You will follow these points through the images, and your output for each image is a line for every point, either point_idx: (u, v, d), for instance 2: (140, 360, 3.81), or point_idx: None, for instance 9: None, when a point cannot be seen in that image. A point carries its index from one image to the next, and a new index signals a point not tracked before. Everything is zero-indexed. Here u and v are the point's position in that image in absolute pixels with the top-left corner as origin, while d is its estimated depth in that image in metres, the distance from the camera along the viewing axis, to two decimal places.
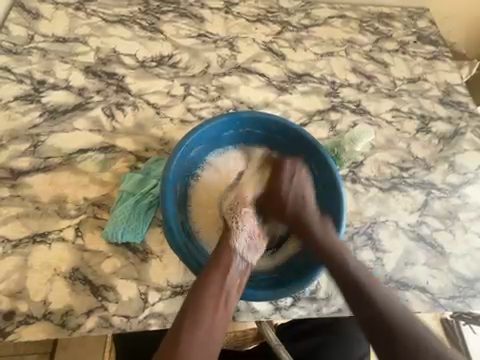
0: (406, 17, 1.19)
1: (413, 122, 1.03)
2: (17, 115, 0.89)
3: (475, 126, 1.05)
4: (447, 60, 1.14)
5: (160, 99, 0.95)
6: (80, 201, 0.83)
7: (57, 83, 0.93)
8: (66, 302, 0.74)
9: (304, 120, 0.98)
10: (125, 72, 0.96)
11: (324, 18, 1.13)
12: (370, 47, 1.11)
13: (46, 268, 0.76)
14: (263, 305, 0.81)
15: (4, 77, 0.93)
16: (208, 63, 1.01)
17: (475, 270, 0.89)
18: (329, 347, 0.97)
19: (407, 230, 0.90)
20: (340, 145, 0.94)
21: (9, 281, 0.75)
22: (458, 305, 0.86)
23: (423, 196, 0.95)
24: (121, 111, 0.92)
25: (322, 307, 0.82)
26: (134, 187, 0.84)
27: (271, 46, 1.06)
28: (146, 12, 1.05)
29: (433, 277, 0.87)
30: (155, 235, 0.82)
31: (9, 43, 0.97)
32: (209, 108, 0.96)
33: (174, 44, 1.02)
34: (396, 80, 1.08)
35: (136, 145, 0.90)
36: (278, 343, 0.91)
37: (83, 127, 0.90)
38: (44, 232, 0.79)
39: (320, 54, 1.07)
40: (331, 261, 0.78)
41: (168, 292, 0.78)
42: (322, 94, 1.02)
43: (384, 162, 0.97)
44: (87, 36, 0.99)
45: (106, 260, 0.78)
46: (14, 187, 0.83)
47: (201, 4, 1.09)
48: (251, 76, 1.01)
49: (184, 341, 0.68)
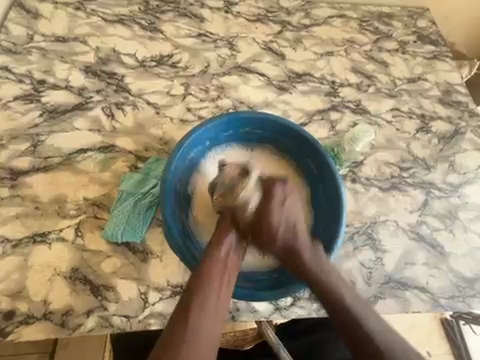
0: (406, 16, 1.19)
1: (413, 121, 1.03)
2: (17, 115, 0.89)
3: (476, 126, 1.06)
4: (447, 60, 1.14)
5: (160, 99, 0.95)
6: (80, 201, 0.83)
7: (57, 83, 0.93)
8: (66, 302, 0.75)
9: (304, 120, 0.98)
10: (125, 72, 0.96)
11: (324, 17, 1.13)
12: (370, 46, 1.11)
13: (46, 268, 0.76)
14: (262, 305, 0.81)
15: (4, 77, 0.93)
16: (207, 63, 1.00)
17: (475, 270, 0.89)
18: (328, 343, 0.96)
19: (407, 230, 0.90)
20: (340, 145, 0.93)
21: (9, 280, 0.75)
22: (458, 304, 0.86)
23: (423, 195, 0.95)
24: (121, 111, 0.92)
25: (322, 307, 0.82)
26: (134, 187, 0.84)
27: (271, 46, 1.06)
28: (146, 11, 1.05)
29: (433, 277, 0.87)
30: (155, 235, 0.82)
31: (8, 42, 0.97)
32: (209, 108, 0.96)
33: (174, 44, 1.02)
34: (396, 79, 1.08)
35: (136, 145, 0.90)
36: (279, 342, 0.91)
37: (83, 127, 0.89)
38: (44, 232, 0.79)
39: (319, 54, 1.07)
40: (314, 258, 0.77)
41: (168, 292, 0.78)
42: (322, 93, 1.02)
43: (384, 162, 0.97)
44: (86, 36, 0.99)
45: (106, 260, 0.78)
46: (14, 187, 0.82)
47: (201, 4, 1.08)
48: (251, 76, 1.01)
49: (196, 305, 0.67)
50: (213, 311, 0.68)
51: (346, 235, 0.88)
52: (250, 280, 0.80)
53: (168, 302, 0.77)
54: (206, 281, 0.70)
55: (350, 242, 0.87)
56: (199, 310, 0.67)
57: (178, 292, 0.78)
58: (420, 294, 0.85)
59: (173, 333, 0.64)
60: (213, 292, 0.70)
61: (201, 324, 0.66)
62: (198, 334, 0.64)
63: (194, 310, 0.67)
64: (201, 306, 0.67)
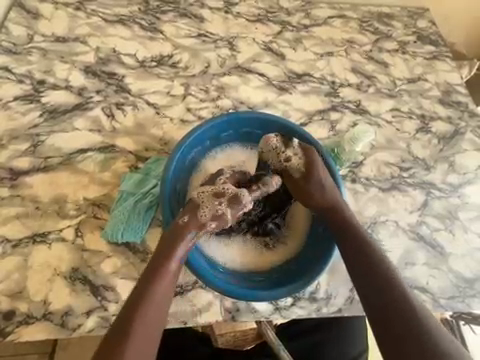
0: (406, 17, 1.19)
1: (413, 122, 1.03)
2: (17, 115, 0.89)
3: (475, 126, 1.06)
4: (447, 60, 1.14)
5: (160, 99, 0.95)
6: (80, 201, 0.83)
7: (58, 83, 0.93)
8: (66, 302, 0.75)
9: (304, 120, 0.98)
10: (125, 72, 0.96)
11: (324, 18, 1.13)
12: (370, 47, 1.11)
13: (46, 268, 0.76)
14: (262, 305, 0.81)
15: (4, 77, 0.93)
16: (208, 63, 1.01)
17: (475, 270, 0.89)
18: (325, 345, 0.97)
19: (407, 230, 0.90)
20: (340, 145, 0.93)
21: (9, 280, 0.75)
22: (458, 305, 0.86)
23: (423, 196, 0.95)
24: (121, 111, 0.92)
25: (322, 307, 0.82)
26: (134, 187, 0.84)
27: (271, 46, 1.06)
28: (146, 12, 1.05)
29: (433, 277, 0.87)
30: (155, 235, 0.82)
31: (9, 43, 0.97)
32: (209, 108, 0.96)
33: (174, 44, 1.02)
34: (396, 80, 1.08)
35: (136, 145, 0.90)
36: (279, 343, 0.92)
37: (83, 127, 0.90)
38: (44, 232, 0.79)
39: (319, 54, 1.07)
40: (347, 235, 0.77)
41: None
42: (322, 93, 1.02)
43: (384, 162, 0.97)
44: (87, 36, 0.99)
45: (106, 260, 0.79)
46: (14, 187, 0.83)
47: (201, 4, 1.09)
48: (251, 76, 1.01)
49: (143, 303, 0.67)
50: (155, 314, 0.67)
51: None
52: (249, 279, 0.80)
53: None
54: (158, 274, 0.69)
55: None
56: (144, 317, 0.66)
57: (178, 293, 0.79)
58: (420, 295, 0.85)
59: (117, 344, 0.64)
60: (163, 284, 0.69)
61: (145, 319, 0.66)
62: (142, 332, 0.65)
63: (140, 305, 0.67)
64: (148, 302, 0.67)
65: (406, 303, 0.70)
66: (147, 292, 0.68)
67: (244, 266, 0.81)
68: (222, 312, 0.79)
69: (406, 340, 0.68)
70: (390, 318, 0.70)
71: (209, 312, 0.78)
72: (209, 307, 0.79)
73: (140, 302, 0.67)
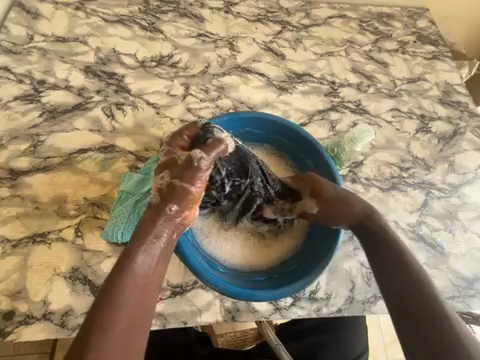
0: (406, 17, 1.19)
1: (412, 122, 1.03)
2: (17, 115, 0.89)
3: (475, 126, 1.06)
4: (447, 60, 1.14)
5: (160, 99, 0.95)
6: (80, 201, 0.83)
7: (57, 83, 0.93)
8: (66, 302, 0.75)
9: (304, 120, 0.98)
10: (125, 72, 0.96)
11: (324, 18, 1.13)
12: (370, 47, 1.11)
13: (46, 268, 0.76)
14: (263, 305, 0.81)
15: (4, 77, 0.93)
16: (208, 63, 1.00)
17: (474, 270, 0.89)
18: (326, 346, 0.97)
19: (407, 230, 0.90)
20: (340, 145, 0.91)
21: (9, 280, 0.75)
22: (458, 305, 0.86)
23: (423, 196, 0.95)
24: (121, 111, 0.92)
25: (322, 307, 0.82)
26: (134, 187, 0.80)
27: (271, 46, 1.06)
28: (146, 12, 1.05)
29: (433, 277, 0.87)
30: None
31: (8, 43, 0.97)
32: (209, 108, 0.96)
33: (174, 44, 1.02)
34: (396, 80, 1.08)
35: (136, 145, 0.90)
36: (279, 343, 0.91)
37: (83, 127, 0.89)
38: (44, 232, 0.79)
39: (319, 54, 1.07)
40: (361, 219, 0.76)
41: (168, 292, 0.78)
42: (322, 93, 1.02)
43: (384, 162, 0.97)
44: (86, 36, 0.99)
45: (106, 260, 0.79)
46: (14, 187, 0.82)
47: (201, 4, 1.09)
48: (251, 76, 1.01)
49: (113, 302, 0.55)
50: (127, 321, 0.54)
51: (347, 235, 0.88)
52: (250, 280, 0.80)
53: (168, 302, 0.78)
54: (129, 269, 0.57)
55: (349, 242, 0.88)
56: (121, 293, 0.55)
57: (178, 293, 0.79)
58: None
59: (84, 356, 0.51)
60: (135, 282, 0.57)
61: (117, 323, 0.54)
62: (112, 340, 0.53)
63: (110, 307, 0.54)
64: (118, 302, 0.55)
65: (431, 303, 0.65)
66: (117, 289, 0.56)
67: (244, 265, 0.82)
68: (222, 312, 0.79)
69: (426, 331, 0.63)
70: (418, 321, 0.64)
71: (209, 312, 0.78)
72: (209, 307, 0.79)
73: (108, 301, 0.55)
